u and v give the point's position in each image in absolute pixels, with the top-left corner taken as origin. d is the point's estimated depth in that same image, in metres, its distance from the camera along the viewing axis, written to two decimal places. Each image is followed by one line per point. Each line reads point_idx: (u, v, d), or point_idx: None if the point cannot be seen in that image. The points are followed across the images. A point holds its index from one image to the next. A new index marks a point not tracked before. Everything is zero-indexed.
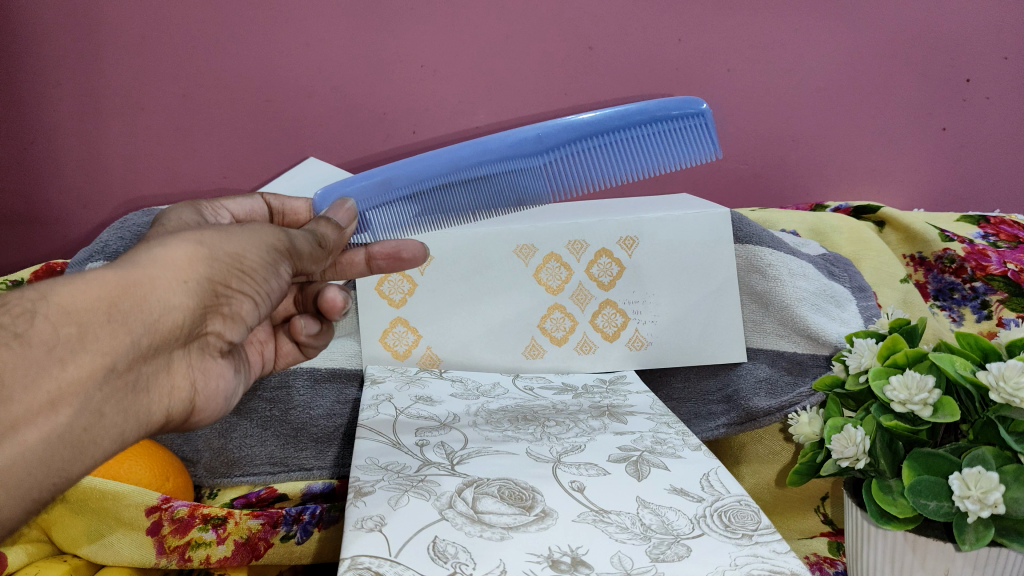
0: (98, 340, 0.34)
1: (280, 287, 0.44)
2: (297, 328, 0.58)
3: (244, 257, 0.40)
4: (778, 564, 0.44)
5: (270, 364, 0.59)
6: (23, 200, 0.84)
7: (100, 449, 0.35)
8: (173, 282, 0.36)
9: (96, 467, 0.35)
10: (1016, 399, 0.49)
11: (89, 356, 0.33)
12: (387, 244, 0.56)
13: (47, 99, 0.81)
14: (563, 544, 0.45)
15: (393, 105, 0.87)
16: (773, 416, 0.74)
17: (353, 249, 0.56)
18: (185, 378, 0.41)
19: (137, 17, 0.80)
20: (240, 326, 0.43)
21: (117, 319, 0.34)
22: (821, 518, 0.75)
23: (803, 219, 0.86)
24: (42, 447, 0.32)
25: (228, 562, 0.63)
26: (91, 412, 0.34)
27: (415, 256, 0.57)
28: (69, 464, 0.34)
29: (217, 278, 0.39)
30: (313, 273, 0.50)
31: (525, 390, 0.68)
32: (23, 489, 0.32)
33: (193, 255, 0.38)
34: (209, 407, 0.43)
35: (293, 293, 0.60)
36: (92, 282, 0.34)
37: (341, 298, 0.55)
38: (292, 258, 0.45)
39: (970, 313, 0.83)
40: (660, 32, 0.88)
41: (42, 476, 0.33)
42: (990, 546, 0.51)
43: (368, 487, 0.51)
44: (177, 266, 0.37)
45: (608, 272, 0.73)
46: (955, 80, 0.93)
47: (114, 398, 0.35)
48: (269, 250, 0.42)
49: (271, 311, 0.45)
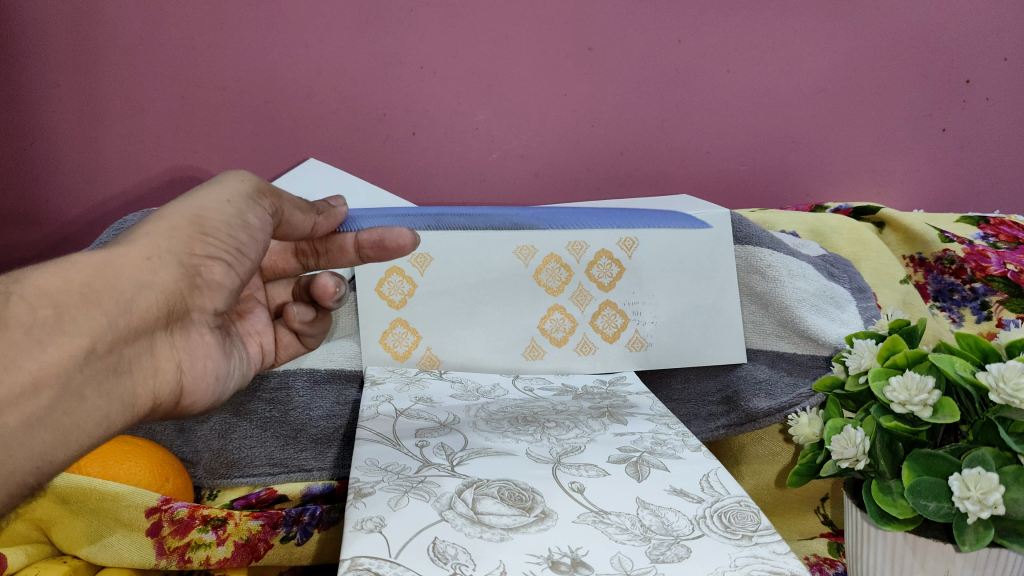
0: (74, 321, 0.36)
1: (265, 219, 0.45)
2: (291, 316, 0.58)
3: (207, 218, 0.42)
4: (778, 565, 0.44)
5: (271, 356, 0.59)
6: (23, 200, 0.84)
7: (85, 432, 0.37)
8: (138, 260, 0.39)
9: (85, 450, 0.38)
10: (1016, 400, 0.49)
11: (68, 337, 0.35)
12: (373, 230, 0.51)
13: (47, 100, 0.82)
14: (563, 545, 0.45)
15: (392, 105, 0.87)
16: (774, 417, 0.72)
17: (343, 234, 0.53)
18: (168, 359, 0.43)
19: (138, 17, 0.80)
20: (219, 294, 0.45)
21: (90, 299, 0.37)
22: (821, 519, 0.75)
23: (803, 219, 0.87)
24: (29, 429, 0.34)
25: (228, 563, 0.63)
26: (72, 394, 0.36)
27: (402, 241, 0.50)
28: (55, 447, 0.36)
29: (183, 247, 0.41)
30: (294, 232, 0.49)
31: (525, 391, 0.69)
32: (12, 472, 0.34)
33: (157, 229, 0.40)
34: (197, 391, 0.46)
35: (292, 284, 0.61)
36: (62, 268, 0.37)
37: (332, 284, 0.57)
38: (266, 207, 0.45)
39: (970, 314, 0.82)
40: (660, 33, 0.88)
41: (30, 457, 0.35)
42: (989, 547, 0.51)
43: (368, 488, 0.51)
44: (142, 244, 0.40)
45: (608, 273, 0.73)
46: (954, 81, 0.93)
47: (95, 379, 0.37)
48: (235, 202, 0.43)
49: (250, 274, 0.46)
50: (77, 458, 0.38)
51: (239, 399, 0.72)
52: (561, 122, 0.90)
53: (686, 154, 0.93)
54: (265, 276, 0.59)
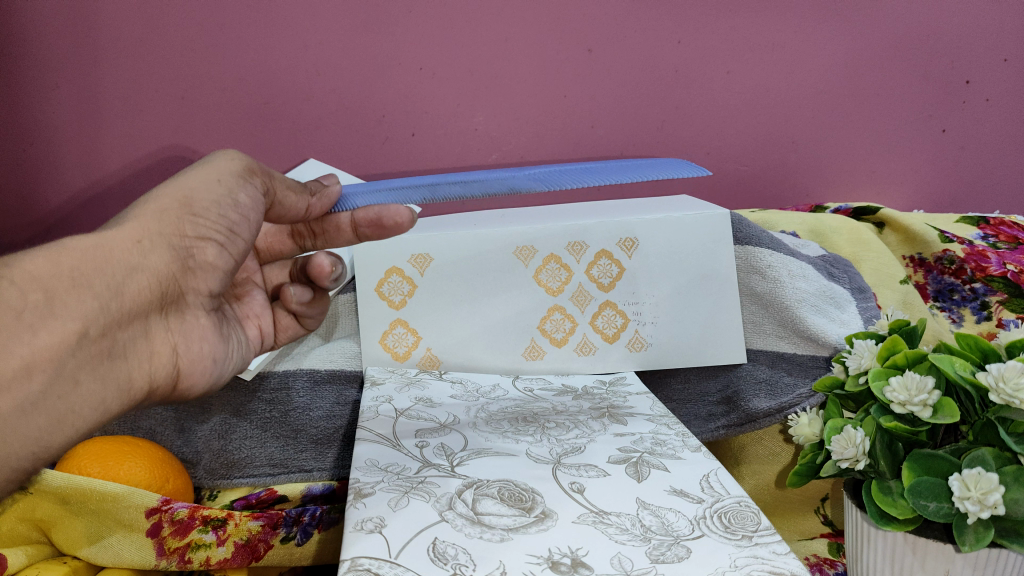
0: (65, 305, 0.36)
1: (256, 197, 0.46)
2: (288, 297, 0.58)
3: (195, 200, 0.42)
4: (778, 565, 0.44)
5: (271, 338, 0.59)
6: (23, 202, 0.84)
7: (81, 417, 0.37)
8: (128, 243, 0.39)
9: (82, 435, 0.38)
10: (1016, 400, 0.49)
11: (60, 321, 0.36)
12: (369, 209, 0.51)
13: (48, 101, 0.82)
14: (562, 546, 0.45)
15: (392, 106, 0.87)
16: (774, 417, 0.73)
17: (338, 213, 0.53)
18: (164, 343, 0.43)
19: (138, 19, 0.80)
20: (213, 275, 0.45)
21: (81, 283, 0.37)
22: (821, 520, 0.75)
23: (803, 220, 0.86)
24: (22, 414, 0.35)
25: (228, 564, 0.63)
26: (67, 378, 0.36)
27: (400, 219, 0.51)
28: (51, 433, 0.36)
29: (173, 229, 0.41)
30: (290, 215, 0.50)
31: (525, 392, 0.69)
32: (7, 456, 0.35)
33: (146, 212, 0.41)
34: (195, 374, 0.46)
35: (288, 265, 0.60)
36: (52, 253, 0.37)
37: (329, 263, 0.56)
38: (257, 185, 0.46)
39: (970, 314, 0.83)
40: (660, 34, 0.88)
41: (25, 443, 0.35)
42: (989, 547, 0.51)
43: (368, 489, 0.51)
44: (132, 227, 0.40)
45: (608, 274, 0.73)
46: (955, 81, 0.93)
47: (89, 364, 0.37)
48: (223, 183, 0.44)
49: (243, 254, 0.46)
50: (73, 443, 0.38)
51: (239, 400, 0.72)
52: (561, 123, 0.90)
53: (685, 155, 0.93)
54: (261, 258, 0.59)
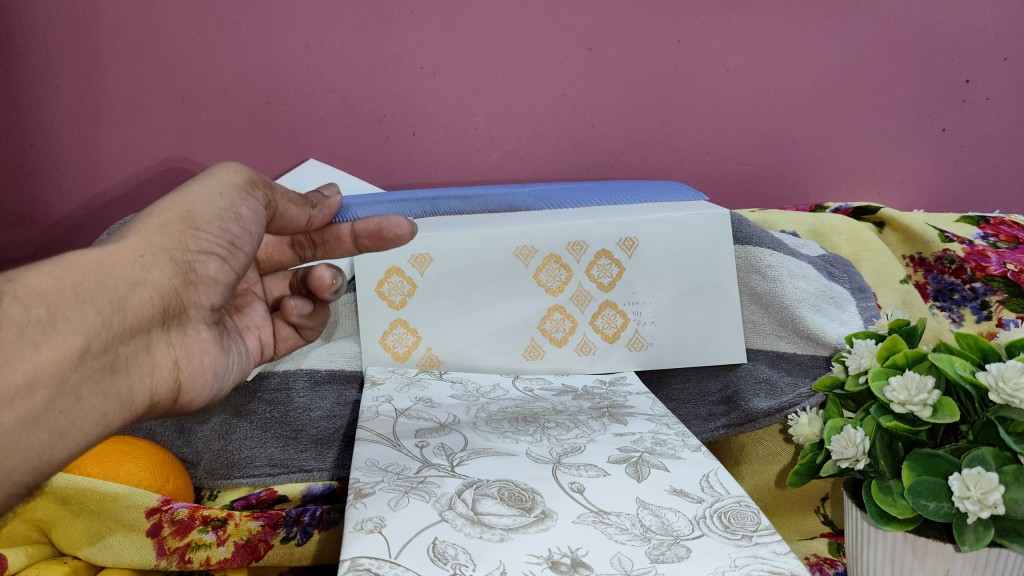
0: (68, 320, 0.36)
1: (258, 210, 0.46)
2: (290, 309, 0.57)
3: (197, 213, 0.42)
4: (778, 565, 0.44)
5: (270, 349, 0.59)
6: (24, 203, 0.84)
7: (83, 431, 0.38)
8: (130, 257, 0.39)
9: (84, 450, 0.38)
10: (1016, 400, 0.49)
11: (63, 336, 0.36)
12: (369, 220, 0.52)
13: (48, 103, 0.82)
14: (563, 546, 0.45)
15: (393, 106, 0.87)
16: (773, 417, 0.72)
17: (339, 223, 0.54)
18: (165, 357, 0.43)
19: (139, 19, 0.80)
20: (215, 288, 0.45)
21: (84, 299, 0.37)
22: (821, 519, 0.75)
23: (803, 220, 0.87)
24: (22, 429, 0.35)
25: (228, 563, 0.63)
26: (69, 393, 0.36)
27: (400, 230, 0.51)
28: (53, 447, 0.36)
29: (175, 243, 0.41)
30: (292, 228, 0.50)
31: (525, 392, 0.69)
32: (10, 470, 0.35)
33: (150, 225, 0.41)
34: (196, 388, 0.46)
35: (288, 276, 0.60)
36: (56, 267, 0.37)
37: (329, 275, 0.56)
38: (259, 197, 0.46)
39: (970, 313, 0.82)
40: (660, 33, 0.88)
41: (27, 457, 0.35)
42: (990, 547, 0.51)
43: (368, 488, 0.51)
44: (135, 241, 0.40)
45: (608, 274, 0.73)
46: (955, 80, 0.93)
47: (90, 379, 0.37)
48: (225, 196, 0.43)
49: (246, 267, 0.46)
50: (76, 457, 0.38)
51: (240, 401, 0.72)
52: (561, 122, 0.90)
53: (685, 155, 0.93)
54: (261, 269, 0.59)
